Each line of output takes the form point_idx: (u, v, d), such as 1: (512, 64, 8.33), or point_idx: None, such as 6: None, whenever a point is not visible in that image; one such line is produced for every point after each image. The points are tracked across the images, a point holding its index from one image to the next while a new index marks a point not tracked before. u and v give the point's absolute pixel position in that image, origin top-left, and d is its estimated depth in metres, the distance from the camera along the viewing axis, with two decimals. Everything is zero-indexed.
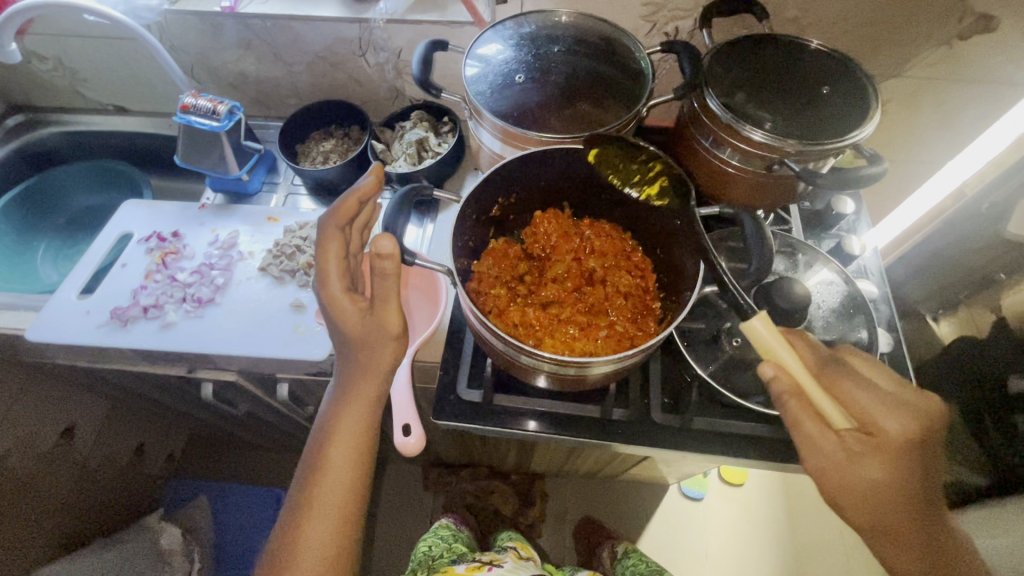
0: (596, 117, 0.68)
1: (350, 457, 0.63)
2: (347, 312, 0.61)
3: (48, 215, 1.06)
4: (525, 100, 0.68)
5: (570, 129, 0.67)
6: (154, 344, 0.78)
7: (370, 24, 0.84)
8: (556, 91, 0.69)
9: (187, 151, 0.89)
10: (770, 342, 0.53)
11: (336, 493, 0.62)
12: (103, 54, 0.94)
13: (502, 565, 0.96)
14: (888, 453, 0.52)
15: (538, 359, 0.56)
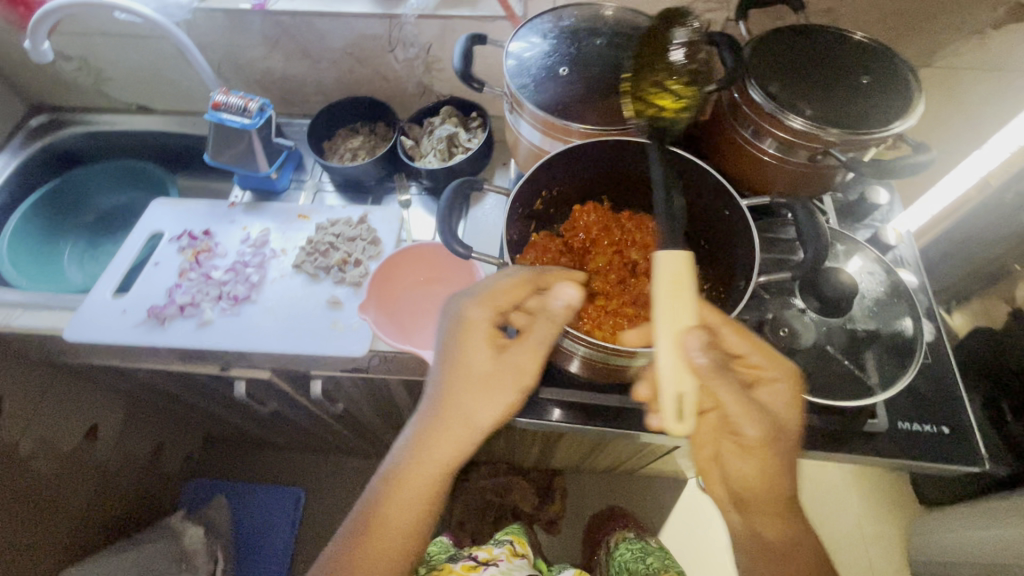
0: (637, 109, 0.69)
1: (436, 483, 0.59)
2: (479, 344, 0.58)
3: (74, 215, 1.06)
4: (569, 90, 0.67)
5: (611, 120, 0.66)
6: (191, 343, 0.78)
7: (401, 19, 0.84)
8: (599, 81, 0.68)
9: (218, 148, 0.89)
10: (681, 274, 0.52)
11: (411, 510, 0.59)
12: (129, 53, 0.94)
13: (496, 564, 0.97)
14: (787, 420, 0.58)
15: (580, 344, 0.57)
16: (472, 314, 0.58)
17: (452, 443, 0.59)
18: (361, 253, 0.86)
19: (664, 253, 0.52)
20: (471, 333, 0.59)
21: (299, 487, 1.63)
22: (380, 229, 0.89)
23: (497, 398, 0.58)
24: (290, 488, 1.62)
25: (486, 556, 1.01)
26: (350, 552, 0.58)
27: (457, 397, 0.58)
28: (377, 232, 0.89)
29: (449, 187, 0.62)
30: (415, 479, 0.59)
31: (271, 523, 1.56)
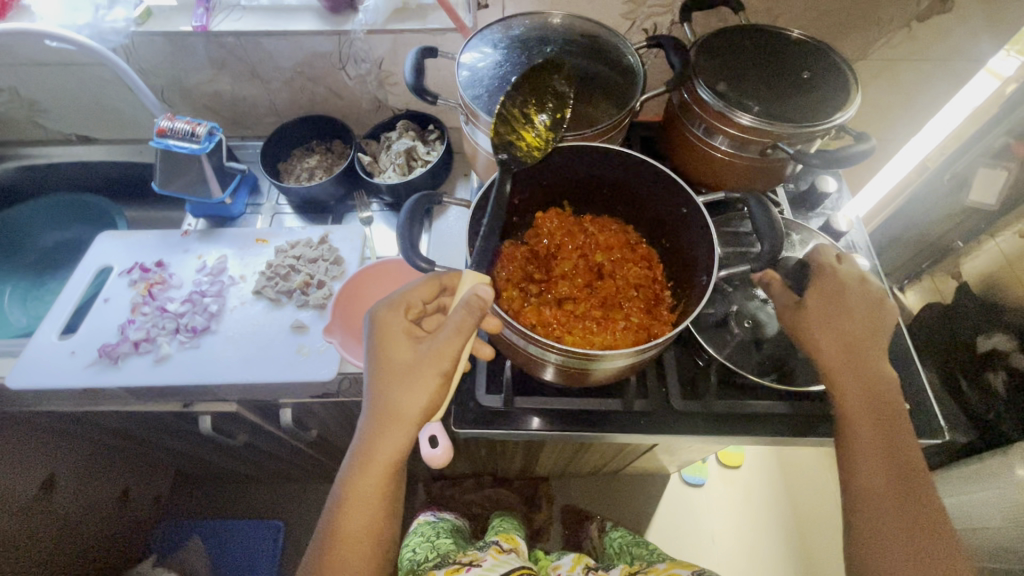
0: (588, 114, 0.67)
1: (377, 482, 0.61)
2: (397, 339, 0.60)
3: (18, 254, 1.01)
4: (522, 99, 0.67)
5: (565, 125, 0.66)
6: (148, 380, 0.74)
7: (351, 35, 0.83)
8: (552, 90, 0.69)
9: (166, 176, 0.86)
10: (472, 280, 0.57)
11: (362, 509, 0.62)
12: (65, 82, 0.90)
13: (479, 564, 0.95)
14: (836, 335, 0.61)
15: (551, 351, 0.56)
16: (382, 318, 0.60)
17: (392, 438, 0.59)
18: (324, 274, 0.84)
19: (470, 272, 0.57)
20: (389, 334, 0.61)
21: (278, 519, 1.58)
22: (342, 248, 0.87)
23: (422, 389, 0.57)
24: (269, 521, 1.56)
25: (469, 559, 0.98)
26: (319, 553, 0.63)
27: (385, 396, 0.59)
28: (339, 251, 0.87)
29: (406, 205, 0.61)
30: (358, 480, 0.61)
31: (249, 561, 1.49)
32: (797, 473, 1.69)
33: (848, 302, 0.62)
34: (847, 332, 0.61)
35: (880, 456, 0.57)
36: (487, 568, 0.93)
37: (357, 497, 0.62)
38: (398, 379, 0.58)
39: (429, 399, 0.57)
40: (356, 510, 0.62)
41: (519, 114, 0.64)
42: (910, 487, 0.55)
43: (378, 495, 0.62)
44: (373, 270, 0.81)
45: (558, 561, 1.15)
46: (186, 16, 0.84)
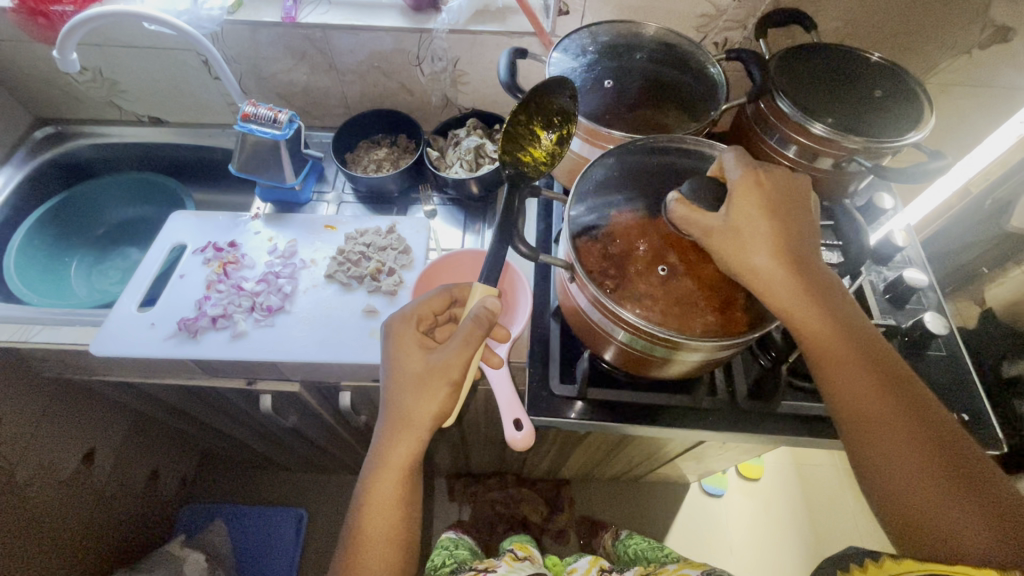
0: (665, 121, 0.72)
1: (394, 493, 0.63)
2: (411, 347, 0.64)
3: (82, 229, 1.04)
4: (612, 101, 0.72)
5: (637, 131, 0.70)
6: (225, 354, 0.76)
7: (433, 33, 0.86)
8: (640, 94, 0.73)
9: (246, 158, 0.89)
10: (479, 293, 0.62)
11: (379, 527, 0.63)
12: (148, 65, 0.93)
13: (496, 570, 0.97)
14: (770, 272, 0.55)
15: (641, 338, 0.60)
16: (397, 327, 0.64)
17: (406, 444, 0.62)
18: (394, 262, 0.86)
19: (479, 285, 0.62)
20: (404, 343, 0.64)
21: (300, 507, 1.59)
22: (410, 237, 0.90)
23: (433, 395, 0.61)
24: (291, 509, 1.58)
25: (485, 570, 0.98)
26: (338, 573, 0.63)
27: (396, 403, 0.62)
28: (407, 240, 0.89)
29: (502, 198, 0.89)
30: (374, 492, 0.63)
31: (271, 547, 1.50)
32: (815, 488, 1.70)
33: (786, 258, 0.55)
34: (774, 292, 0.55)
35: (879, 443, 0.51)
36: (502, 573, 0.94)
37: (379, 499, 0.63)
38: (409, 388, 0.62)
39: (441, 405, 0.61)
40: (376, 520, 0.63)
41: (527, 133, 0.70)
42: (971, 472, 0.48)
43: (395, 502, 0.63)
44: (439, 265, 0.81)
45: (574, 563, 1.17)
46: (275, 7, 0.87)
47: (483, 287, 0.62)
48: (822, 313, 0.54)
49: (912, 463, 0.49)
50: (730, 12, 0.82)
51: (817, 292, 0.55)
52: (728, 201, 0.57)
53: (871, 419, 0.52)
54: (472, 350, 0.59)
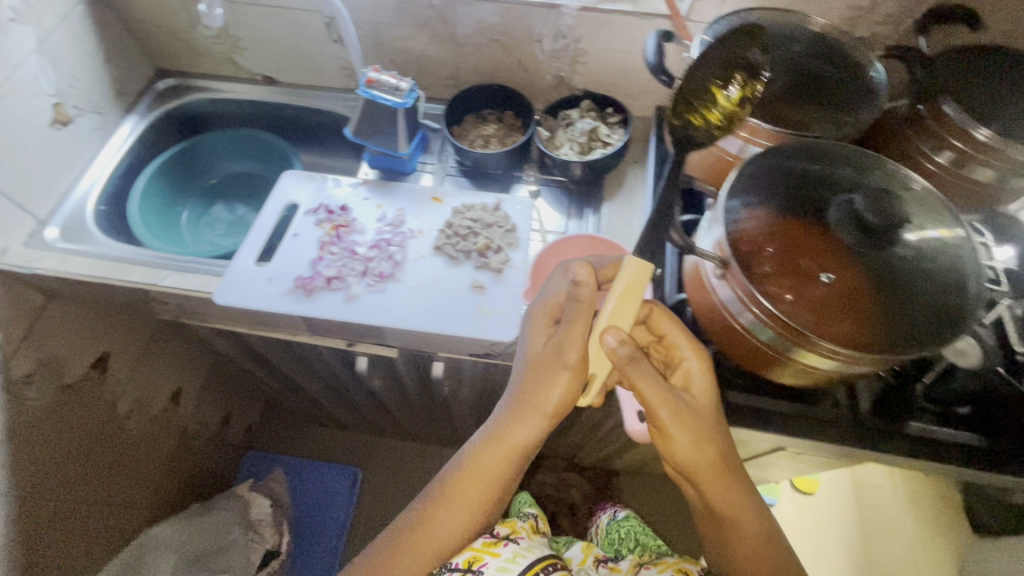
0: (820, 116, 0.68)
1: (492, 472, 0.65)
2: (541, 327, 0.67)
3: (193, 180, 1.08)
4: (767, 93, 0.69)
5: (791, 126, 0.67)
6: (340, 315, 0.78)
7: (561, 9, 0.84)
8: (796, 87, 0.69)
9: (365, 124, 0.90)
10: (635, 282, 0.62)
11: (468, 500, 0.66)
12: (274, 24, 0.95)
13: (517, 541, 0.70)
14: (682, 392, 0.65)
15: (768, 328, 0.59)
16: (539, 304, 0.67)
17: (523, 421, 0.64)
18: (500, 240, 0.87)
19: (633, 263, 0.62)
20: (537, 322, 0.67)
21: (354, 467, 1.64)
22: (515, 216, 0.90)
23: (555, 382, 0.62)
24: (346, 467, 1.63)
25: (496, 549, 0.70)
26: (408, 537, 0.66)
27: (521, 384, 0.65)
28: (513, 219, 0.89)
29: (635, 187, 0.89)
30: (473, 469, 0.65)
31: (327, 501, 1.56)
32: (872, 510, 1.64)
33: (688, 385, 0.65)
34: (708, 450, 0.62)
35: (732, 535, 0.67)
36: (525, 549, 0.68)
37: (470, 476, 0.66)
38: (534, 369, 0.65)
39: (561, 392, 0.62)
40: (464, 488, 0.66)
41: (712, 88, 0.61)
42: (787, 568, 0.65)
43: (490, 480, 0.65)
44: (563, 245, 0.84)
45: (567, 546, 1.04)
46: None
47: (636, 263, 0.63)
48: (716, 433, 0.63)
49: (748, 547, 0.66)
50: (884, 6, 0.77)
51: (712, 417, 0.63)
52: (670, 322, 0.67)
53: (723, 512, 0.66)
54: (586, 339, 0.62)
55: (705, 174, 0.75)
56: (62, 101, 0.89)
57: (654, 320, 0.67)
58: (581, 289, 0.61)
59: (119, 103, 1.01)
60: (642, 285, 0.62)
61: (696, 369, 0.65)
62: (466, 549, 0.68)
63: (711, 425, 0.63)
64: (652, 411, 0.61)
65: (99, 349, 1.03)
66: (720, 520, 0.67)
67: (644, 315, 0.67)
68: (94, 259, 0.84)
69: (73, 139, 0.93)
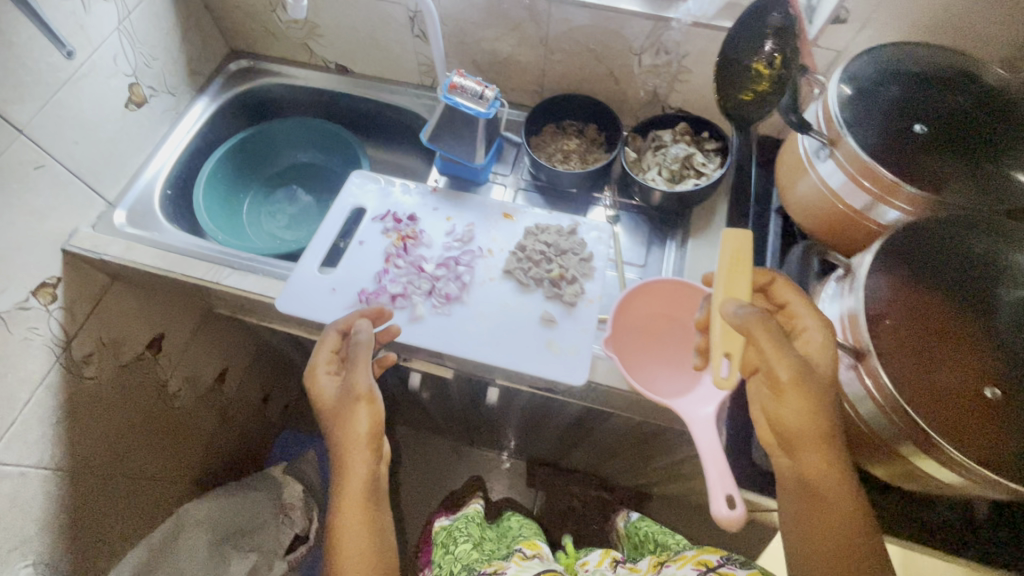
0: (984, 184, 0.58)
1: (360, 528, 0.61)
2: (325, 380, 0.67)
3: (258, 167, 1.06)
4: (923, 148, 0.60)
5: (951, 190, 0.57)
6: (403, 336, 0.75)
7: (670, 24, 0.76)
8: (960, 146, 0.60)
9: (443, 131, 0.84)
10: (743, 255, 0.59)
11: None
12: (356, 14, 0.90)
13: (507, 569, 0.86)
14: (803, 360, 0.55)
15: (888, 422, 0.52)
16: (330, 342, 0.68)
17: (352, 467, 0.62)
18: (575, 269, 0.81)
19: (730, 233, 0.60)
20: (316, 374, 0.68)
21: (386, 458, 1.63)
22: (592, 243, 0.84)
23: (358, 418, 0.63)
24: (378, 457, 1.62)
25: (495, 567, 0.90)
26: None
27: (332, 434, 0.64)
28: (589, 247, 0.83)
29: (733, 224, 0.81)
30: (342, 535, 0.60)
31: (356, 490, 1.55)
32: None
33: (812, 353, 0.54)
34: (819, 415, 0.53)
35: (812, 520, 0.54)
36: (515, 572, 0.84)
37: (343, 546, 0.60)
38: (333, 419, 0.65)
39: (367, 421, 0.63)
40: (350, 551, 0.60)
41: (740, 62, 0.66)
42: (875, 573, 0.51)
43: (365, 536, 0.61)
44: (647, 288, 0.73)
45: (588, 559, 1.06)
46: None
47: (733, 234, 0.60)
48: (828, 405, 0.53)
49: (833, 542, 0.53)
50: None
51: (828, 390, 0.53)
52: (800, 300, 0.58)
53: (820, 492, 0.54)
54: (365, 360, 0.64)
55: (826, 230, 0.67)
56: (138, 81, 0.87)
57: (776, 287, 0.61)
58: (359, 336, 0.65)
59: (192, 84, 0.99)
60: (748, 253, 0.59)
61: (818, 337, 0.55)
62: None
63: (829, 394, 0.53)
64: (769, 364, 0.54)
65: (155, 330, 1.04)
66: (807, 500, 0.55)
67: (764, 282, 0.61)
68: (159, 251, 0.82)
69: (146, 120, 0.91)
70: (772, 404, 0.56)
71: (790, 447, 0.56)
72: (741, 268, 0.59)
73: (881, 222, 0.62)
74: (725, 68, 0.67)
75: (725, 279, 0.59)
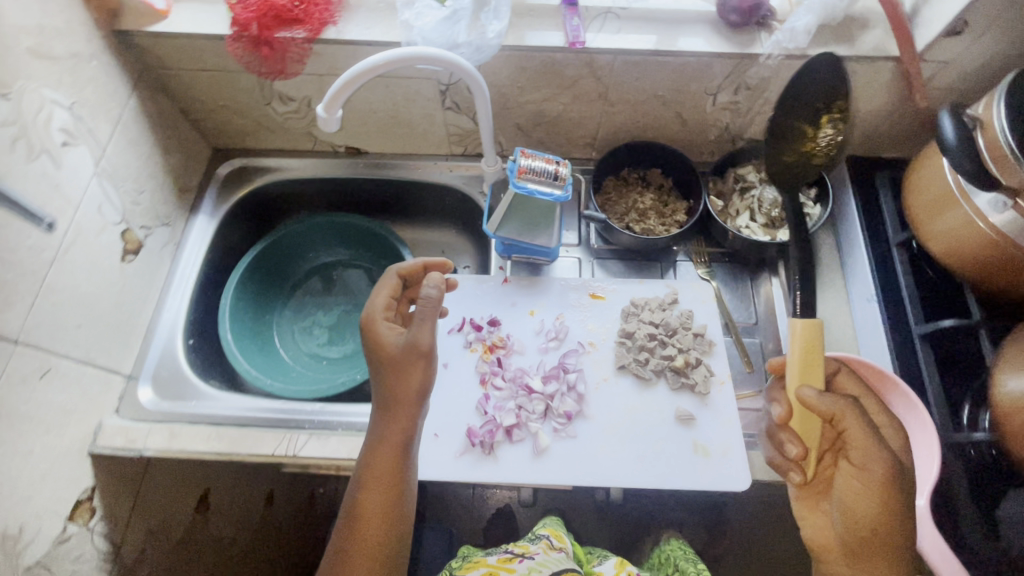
0: None
1: (388, 485, 0.53)
2: (384, 327, 0.57)
3: (278, 281, 0.91)
4: None
5: None
6: (534, 477, 0.65)
7: (758, 60, 0.67)
8: None
9: (510, 218, 0.74)
10: (816, 344, 0.55)
11: (374, 530, 0.53)
12: (375, 96, 0.76)
13: (533, 556, 0.67)
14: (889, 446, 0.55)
15: None
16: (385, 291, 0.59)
17: (397, 419, 0.54)
18: (694, 349, 0.71)
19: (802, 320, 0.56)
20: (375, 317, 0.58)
21: None
22: (700, 313, 0.75)
23: (409, 377, 0.54)
24: None
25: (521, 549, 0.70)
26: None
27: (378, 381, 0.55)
28: (699, 319, 0.74)
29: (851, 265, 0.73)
30: (370, 483, 0.53)
31: None
32: None
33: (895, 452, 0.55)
34: (896, 513, 0.49)
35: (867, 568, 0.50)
36: (537, 565, 0.64)
37: (370, 497, 0.53)
38: (384, 369, 0.55)
39: (421, 384, 0.54)
40: (373, 503, 0.53)
41: (792, 130, 0.69)
42: None
43: (388, 501, 0.53)
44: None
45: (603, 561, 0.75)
46: (549, 23, 0.68)
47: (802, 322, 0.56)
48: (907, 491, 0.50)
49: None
50: None
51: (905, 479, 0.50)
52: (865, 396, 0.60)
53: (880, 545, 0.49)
54: (431, 320, 0.54)
55: (982, 271, 0.61)
56: (130, 225, 0.71)
57: (839, 381, 0.61)
58: (430, 292, 0.54)
59: (183, 203, 0.83)
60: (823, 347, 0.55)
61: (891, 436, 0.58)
62: (481, 563, 0.68)
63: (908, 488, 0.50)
64: (864, 464, 0.50)
65: (196, 488, 0.79)
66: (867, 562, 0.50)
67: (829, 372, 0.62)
68: (211, 428, 0.69)
69: (146, 266, 0.75)
70: (844, 498, 0.52)
71: (851, 554, 0.51)
72: (813, 358, 0.55)
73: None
74: (775, 129, 0.70)
75: (798, 370, 0.55)
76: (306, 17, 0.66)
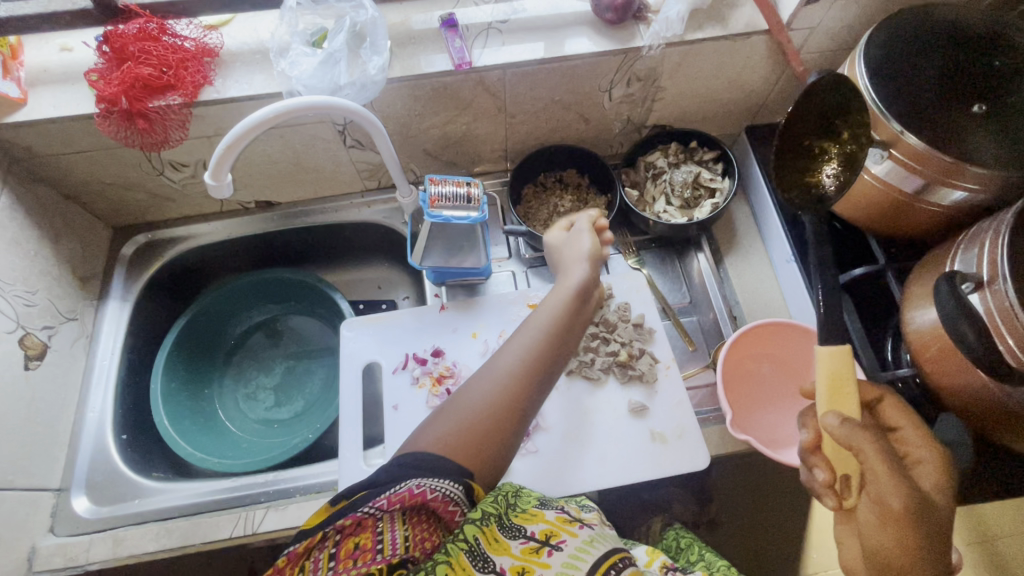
0: None
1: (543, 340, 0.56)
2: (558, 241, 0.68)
3: (209, 351, 0.87)
4: (979, 130, 0.55)
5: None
6: None
7: (641, 53, 0.68)
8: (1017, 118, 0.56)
9: (434, 246, 0.73)
10: (842, 375, 0.49)
11: (510, 379, 0.54)
12: (271, 147, 0.73)
13: (591, 526, 0.53)
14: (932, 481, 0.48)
15: None
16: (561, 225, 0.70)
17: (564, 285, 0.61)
18: (636, 340, 0.72)
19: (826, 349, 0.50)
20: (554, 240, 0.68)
21: None
22: (635, 302, 0.76)
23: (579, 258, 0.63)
24: None
25: (574, 508, 0.56)
26: (444, 418, 0.52)
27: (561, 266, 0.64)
28: (636, 309, 0.75)
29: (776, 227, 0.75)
30: (529, 331, 0.57)
31: None
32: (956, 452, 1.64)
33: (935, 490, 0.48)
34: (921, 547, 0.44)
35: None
36: (586, 544, 0.49)
37: (524, 341, 0.56)
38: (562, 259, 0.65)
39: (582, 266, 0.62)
40: (524, 350, 0.56)
41: (805, 151, 0.62)
42: None
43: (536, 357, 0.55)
44: (734, 341, 0.68)
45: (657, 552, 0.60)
46: (432, 49, 0.67)
47: (829, 354, 0.50)
48: (935, 524, 0.45)
49: None
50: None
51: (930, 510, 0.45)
52: (910, 423, 0.52)
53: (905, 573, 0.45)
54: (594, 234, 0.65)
55: (883, 219, 0.63)
56: (27, 329, 0.67)
57: (885, 407, 0.53)
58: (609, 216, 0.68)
59: (89, 292, 0.78)
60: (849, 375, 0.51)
61: (933, 472, 0.49)
62: (540, 517, 0.52)
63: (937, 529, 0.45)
64: (879, 497, 0.45)
65: None
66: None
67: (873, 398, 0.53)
68: (158, 526, 0.64)
69: (57, 368, 0.70)
70: (865, 534, 0.47)
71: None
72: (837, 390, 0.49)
73: (942, 204, 0.58)
74: (789, 149, 0.62)
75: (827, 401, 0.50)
76: (178, 82, 0.63)
